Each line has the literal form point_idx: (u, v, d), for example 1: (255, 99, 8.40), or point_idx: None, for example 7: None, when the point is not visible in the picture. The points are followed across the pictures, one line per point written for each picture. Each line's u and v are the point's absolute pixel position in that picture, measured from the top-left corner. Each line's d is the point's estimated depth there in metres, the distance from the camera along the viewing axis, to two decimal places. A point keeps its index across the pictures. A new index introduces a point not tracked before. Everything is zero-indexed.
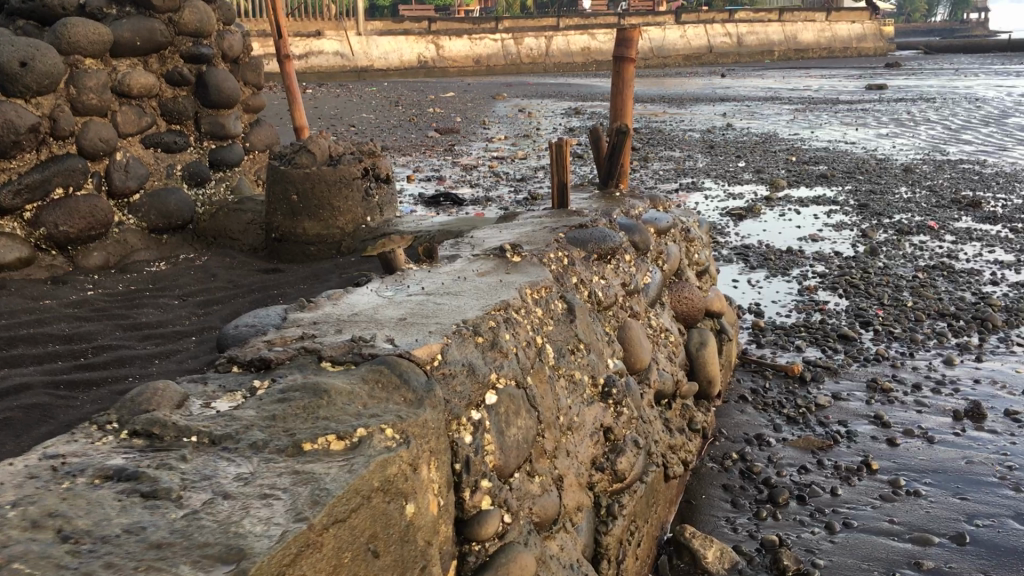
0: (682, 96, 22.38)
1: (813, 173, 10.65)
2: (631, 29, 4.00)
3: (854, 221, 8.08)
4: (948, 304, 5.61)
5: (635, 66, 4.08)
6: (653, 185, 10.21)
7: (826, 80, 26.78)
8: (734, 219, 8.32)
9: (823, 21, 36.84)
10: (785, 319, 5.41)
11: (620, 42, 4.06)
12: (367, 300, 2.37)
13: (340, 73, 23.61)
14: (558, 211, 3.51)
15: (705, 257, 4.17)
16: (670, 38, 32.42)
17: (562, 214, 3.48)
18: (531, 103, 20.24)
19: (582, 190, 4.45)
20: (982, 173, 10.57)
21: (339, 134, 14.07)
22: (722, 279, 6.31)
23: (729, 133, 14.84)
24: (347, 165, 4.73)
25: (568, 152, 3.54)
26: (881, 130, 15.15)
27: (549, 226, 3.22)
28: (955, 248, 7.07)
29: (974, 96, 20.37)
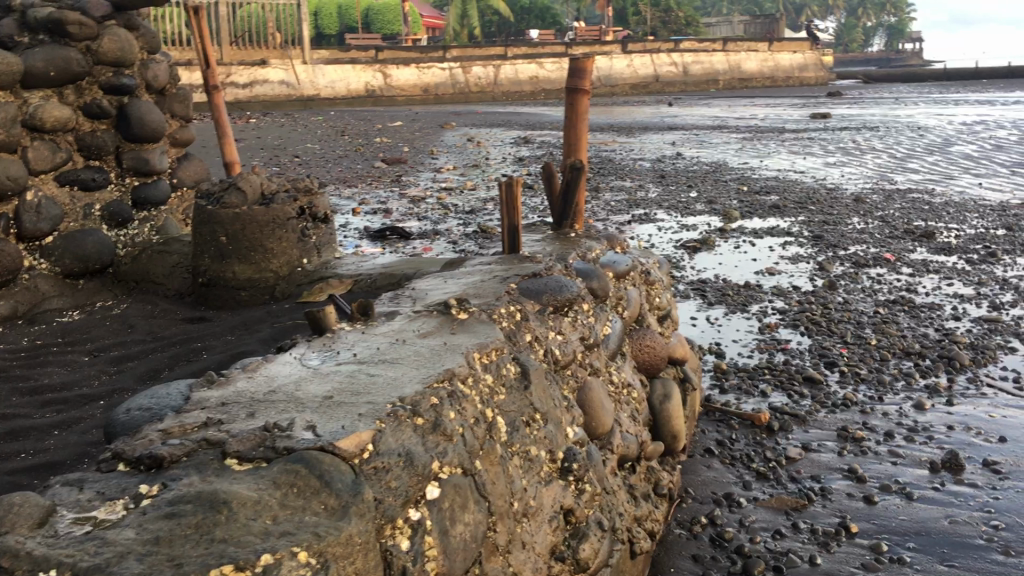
0: (630, 124, 22.35)
1: (765, 203, 10.52)
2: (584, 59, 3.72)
3: (810, 253, 7.92)
4: (913, 341, 5.42)
5: (589, 98, 3.79)
6: (605, 216, 10.00)
7: (772, 109, 27.03)
8: (688, 252, 8.12)
9: (766, 51, 37.37)
10: (747, 359, 5.17)
11: (573, 73, 3.78)
12: (289, 372, 2.04)
13: (286, 102, 23.15)
14: (509, 256, 3.21)
15: (666, 301, 3.90)
16: (617, 67, 32.53)
17: (514, 259, 3.18)
18: (480, 132, 20.02)
19: (533, 228, 4.16)
20: (932, 203, 10.53)
21: (283, 165, 13.65)
22: (681, 317, 6.07)
23: (679, 162, 14.74)
24: (281, 204, 4.39)
25: (519, 192, 3.24)
26: (829, 158, 15.17)
27: (500, 274, 2.91)
28: (913, 281, 6.92)
29: (916, 124, 20.65)
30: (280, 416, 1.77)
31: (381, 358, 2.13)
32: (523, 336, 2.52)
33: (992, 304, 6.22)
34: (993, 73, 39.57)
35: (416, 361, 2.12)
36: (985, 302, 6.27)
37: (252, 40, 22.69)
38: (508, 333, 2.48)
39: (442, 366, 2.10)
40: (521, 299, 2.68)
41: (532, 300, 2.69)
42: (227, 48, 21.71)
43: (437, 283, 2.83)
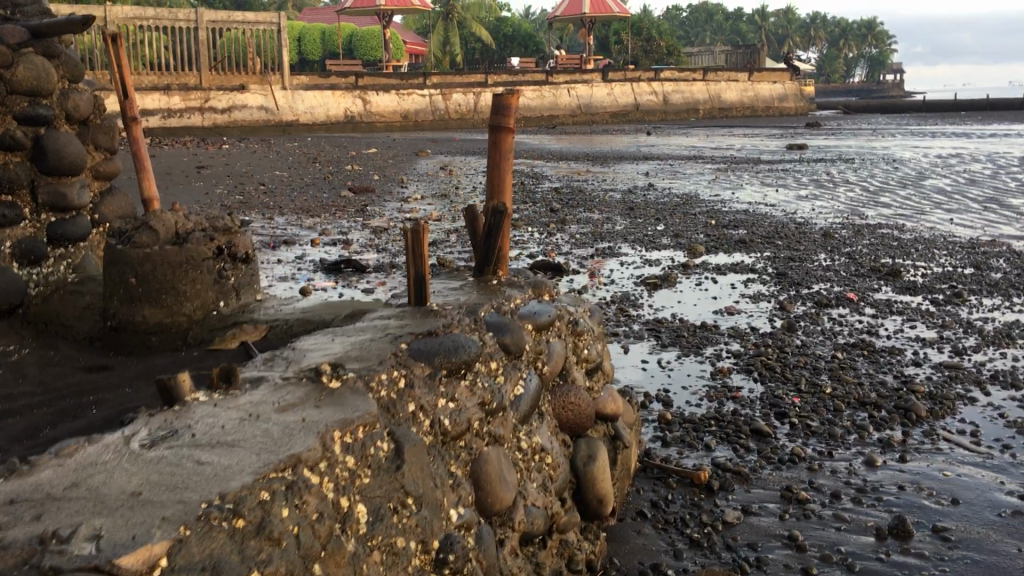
0: (606, 153, 22.24)
1: (732, 237, 10.35)
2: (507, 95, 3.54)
3: (772, 291, 7.72)
4: (869, 390, 5.19)
5: (513, 136, 3.60)
6: (569, 250, 9.79)
7: (749, 139, 27.02)
8: (648, 289, 7.90)
9: (746, 82, 37.52)
10: (694, 409, 4.92)
11: (495, 110, 3.59)
12: (107, 457, 1.79)
13: (263, 128, 22.80)
14: (413, 309, 2.96)
15: (596, 353, 3.66)
16: (597, 96, 32.54)
17: (420, 314, 2.93)
18: (454, 160, 19.80)
19: (457, 273, 3.91)
20: (902, 239, 10.37)
21: (247, 194, 13.39)
22: (631, 359, 5.83)
23: (651, 194, 14.55)
24: (196, 243, 4.12)
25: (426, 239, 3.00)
26: (802, 191, 15.03)
27: (395, 331, 2.65)
28: (875, 322, 6.71)
29: (892, 156, 20.62)
30: (65, 521, 1.51)
31: (221, 440, 1.87)
32: (406, 405, 2.26)
33: (954, 349, 6.02)
34: (971, 105, 39.93)
35: (260, 442, 1.86)
36: (946, 347, 6.06)
37: (228, 65, 22.42)
38: (387, 402, 2.23)
39: (291, 448, 1.84)
40: (409, 361, 2.42)
41: (422, 362, 2.44)
42: (204, 73, 21.43)
43: (323, 342, 2.57)
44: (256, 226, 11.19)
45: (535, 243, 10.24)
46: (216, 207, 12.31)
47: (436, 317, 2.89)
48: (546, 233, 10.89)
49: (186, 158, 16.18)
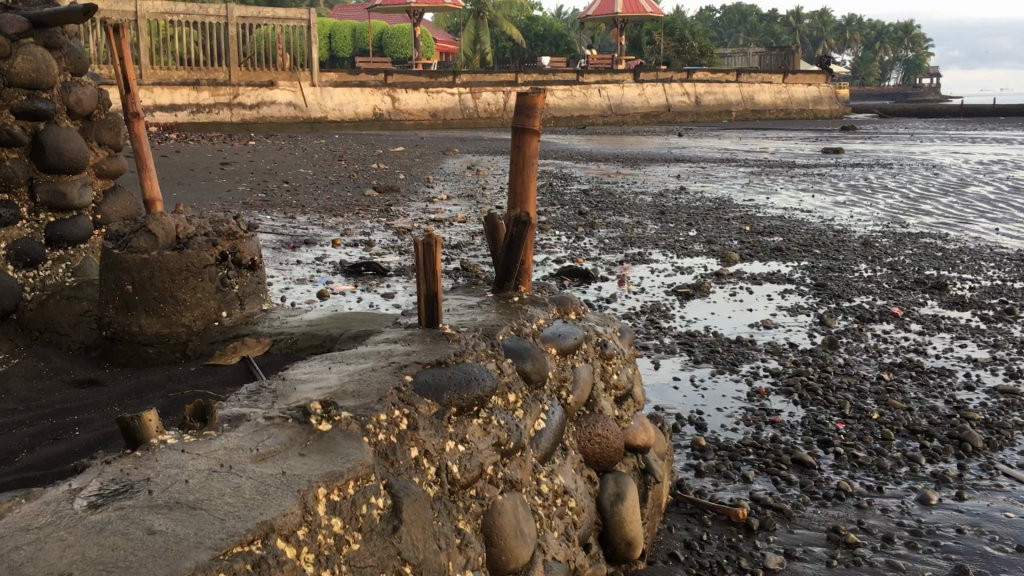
0: (637, 155, 21.86)
1: (767, 244, 9.98)
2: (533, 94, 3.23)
3: (811, 304, 7.35)
4: (919, 416, 4.82)
5: (539, 139, 3.29)
6: (597, 256, 9.48)
7: (783, 142, 26.52)
8: (680, 298, 7.56)
9: (779, 83, 36.91)
10: (730, 434, 4.57)
11: (519, 110, 3.29)
12: (41, 521, 1.50)
13: (292, 124, 22.62)
14: (424, 333, 2.65)
15: (627, 378, 3.35)
16: (629, 96, 32.14)
17: (430, 338, 2.62)
18: (482, 160, 19.51)
19: (475, 289, 3.60)
20: (945, 250, 9.95)
21: (270, 192, 13.16)
22: (662, 377, 5.49)
23: (682, 197, 14.17)
24: (197, 249, 3.85)
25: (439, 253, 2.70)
26: (839, 197, 14.59)
27: (400, 358, 2.35)
28: (922, 340, 6.33)
29: (930, 162, 20.09)
30: None
31: (181, 499, 1.56)
32: (407, 451, 1.95)
33: (1008, 371, 5.62)
34: (1010, 111, 39.17)
35: (228, 502, 1.56)
36: (1000, 369, 5.67)
37: (259, 60, 22.25)
38: (385, 448, 1.92)
39: (261, 514, 1.54)
40: (414, 398, 2.11)
41: (429, 398, 2.13)
42: (234, 69, 21.23)
43: (320, 372, 2.28)
44: (277, 225, 10.96)
45: (563, 247, 9.93)
46: (238, 204, 12.08)
47: (450, 341, 2.59)
48: (574, 237, 10.57)
49: (211, 153, 16.01)
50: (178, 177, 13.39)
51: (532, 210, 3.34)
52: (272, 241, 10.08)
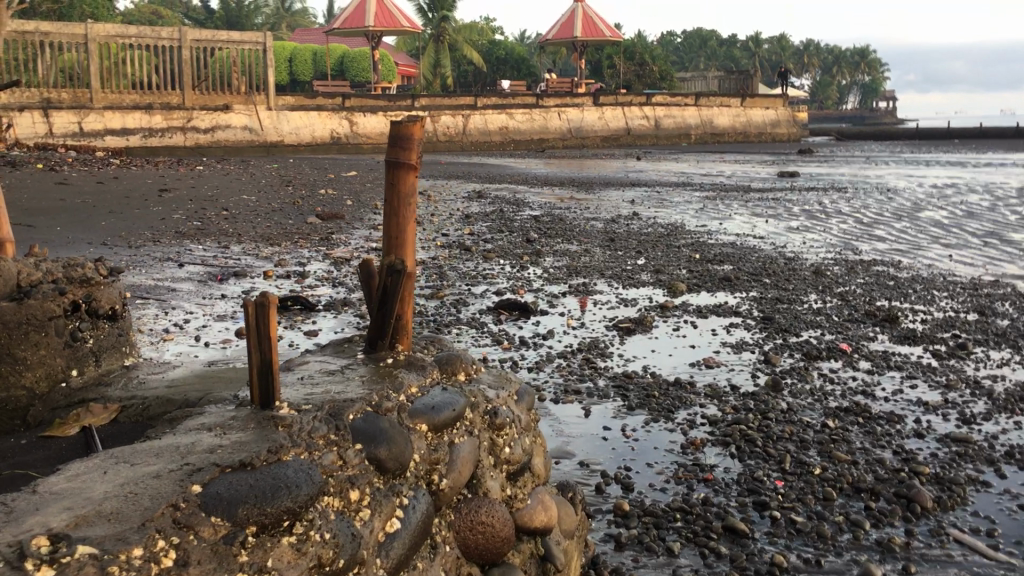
0: (593, 179, 21.54)
1: (716, 273, 9.62)
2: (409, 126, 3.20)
3: (756, 339, 6.96)
4: (864, 471, 4.42)
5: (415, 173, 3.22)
6: (539, 287, 9.08)
7: (740, 166, 26.33)
8: (620, 334, 7.15)
9: (738, 107, 36.86)
10: (658, 495, 4.14)
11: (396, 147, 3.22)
12: None
13: (247, 149, 21.93)
14: (251, 420, 2.23)
15: (523, 451, 2.89)
16: (589, 119, 31.90)
17: (254, 424, 2.20)
18: (436, 185, 19.03)
19: (355, 345, 3.15)
20: (897, 278, 9.67)
21: (207, 220, 12.59)
22: (590, 427, 5.03)
23: (634, 223, 13.82)
24: (44, 298, 3.54)
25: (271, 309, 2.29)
26: (793, 222, 14.33)
27: (196, 458, 2.00)
28: (871, 380, 5.95)
29: (886, 186, 19.96)
30: None
31: None
32: None
33: (961, 416, 5.25)
34: (965, 134, 39.58)
35: None
36: (952, 414, 5.28)
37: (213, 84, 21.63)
38: None
39: None
40: (196, 517, 1.80)
41: (218, 515, 1.81)
42: (188, 93, 20.50)
43: (93, 475, 1.96)
44: (208, 256, 10.42)
45: (504, 278, 9.51)
46: (170, 233, 11.52)
47: (279, 428, 2.14)
48: (518, 267, 10.15)
49: (151, 179, 15.39)
50: (111, 205, 12.77)
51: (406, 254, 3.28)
52: (198, 273, 9.54)
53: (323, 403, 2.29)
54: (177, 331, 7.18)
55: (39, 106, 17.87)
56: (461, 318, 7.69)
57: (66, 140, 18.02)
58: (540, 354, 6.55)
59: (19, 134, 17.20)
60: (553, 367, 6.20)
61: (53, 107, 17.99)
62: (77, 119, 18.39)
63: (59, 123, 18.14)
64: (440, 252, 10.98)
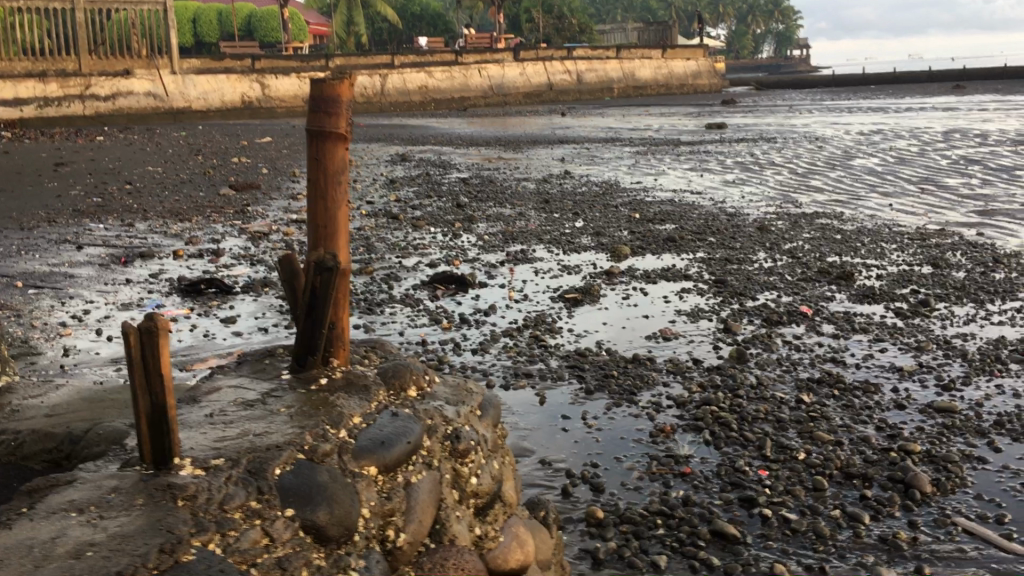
0: (518, 137, 20.98)
1: (659, 234, 9.19)
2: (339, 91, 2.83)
3: (712, 305, 6.56)
4: (851, 453, 4.05)
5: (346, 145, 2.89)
6: (475, 256, 8.55)
7: (665, 118, 26.03)
8: (567, 305, 6.68)
9: (659, 59, 36.51)
10: (633, 496, 3.69)
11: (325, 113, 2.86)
12: None
13: (154, 117, 20.70)
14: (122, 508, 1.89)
15: (491, 479, 2.55)
16: (509, 76, 31.28)
17: (140, 506, 1.90)
18: (356, 149, 18.20)
19: (276, 375, 2.61)
20: (843, 230, 9.39)
21: (111, 195, 11.73)
22: (547, 417, 4.57)
23: (567, 182, 13.37)
24: None
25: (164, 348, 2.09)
26: (727, 175, 14.04)
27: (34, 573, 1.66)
28: (838, 346, 5.60)
29: (813, 134, 19.84)
30: None
31: None
32: None
33: (939, 382, 4.93)
34: (880, 80, 40.03)
35: None
36: (929, 380, 4.97)
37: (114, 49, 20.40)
38: None
39: None
40: None
41: None
42: (85, 58, 19.29)
43: None
44: (111, 236, 9.60)
45: (437, 247, 8.95)
46: (70, 211, 10.65)
47: (179, 504, 1.90)
48: (451, 235, 9.59)
49: (48, 153, 14.31)
50: (3, 183, 11.78)
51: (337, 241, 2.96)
52: (101, 256, 8.74)
53: (241, 455, 2.08)
54: (76, 325, 6.45)
55: None
56: (393, 295, 7.11)
57: None
58: (484, 333, 6.03)
59: None
60: (499, 347, 5.71)
61: None
62: None
63: None
64: (366, 221, 10.35)
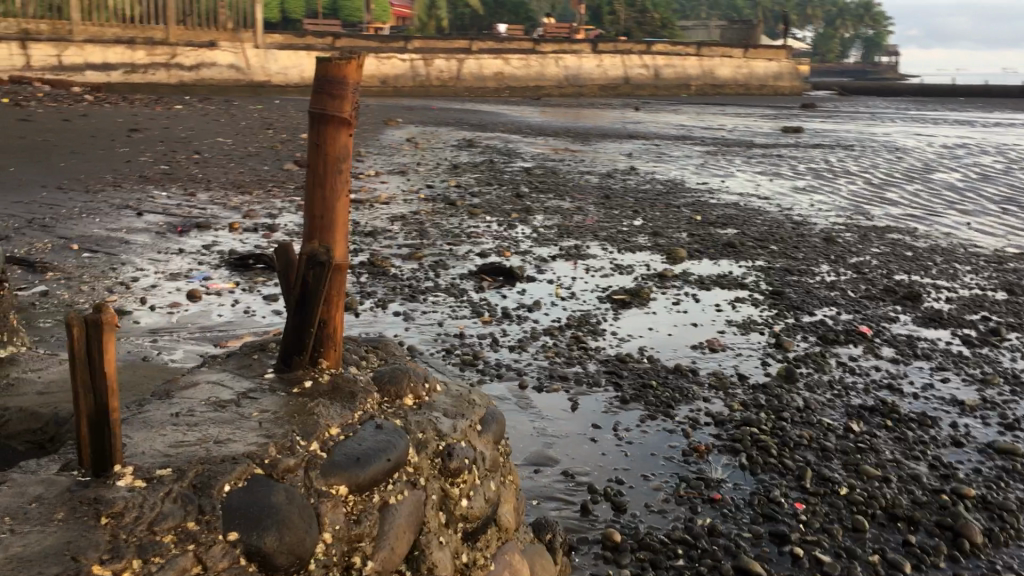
0: (589, 130, 20.66)
1: (718, 239, 8.87)
2: (350, 72, 2.66)
3: (765, 318, 6.26)
4: (899, 492, 3.77)
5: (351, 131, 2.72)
6: (527, 248, 8.34)
7: (741, 119, 25.42)
8: (614, 307, 6.44)
9: (740, 58, 35.68)
10: (656, 520, 3.47)
11: (332, 94, 2.69)
12: None
13: (233, 88, 20.79)
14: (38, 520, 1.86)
15: (483, 502, 2.64)
16: (586, 67, 30.90)
17: (59, 520, 1.87)
18: (425, 132, 18.10)
19: (261, 412, 2.42)
20: (915, 247, 8.97)
21: (178, 164, 11.79)
22: (577, 425, 4.36)
23: (631, 179, 13.08)
24: None
25: (111, 352, 2.00)
26: (798, 182, 13.58)
27: None
28: (897, 372, 5.27)
29: (894, 144, 19.15)
30: None
31: None
32: None
33: (1003, 421, 4.60)
34: (969, 92, 38.66)
35: None
36: (993, 417, 4.64)
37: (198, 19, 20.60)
38: None
39: None
40: None
41: None
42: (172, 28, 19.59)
43: None
44: (171, 204, 9.62)
45: (490, 237, 8.78)
46: (136, 177, 10.73)
47: (100, 524, 1.87)
48: (506, 225, 9.41)
49: (122, 118, 14.46)
50: (75, 145, 11.91)
51: (334, 236, 2.79)
52: (158, 223, 8.73)
53: (189, 467, 2.08)
54: (121, 290, 6.40)
55: (17, 38, 16.83)
56: (439, 284, 6.94)
57: (45, 74, 17.05)
58: (524, 330, 5.83)
59: None
60: (537, 346, 5.50)
61: (31, 39, 16.99)
62: (56, 52, 17.42)
63: (39, 57, 17.15)
64: (423, 206, 10.22)
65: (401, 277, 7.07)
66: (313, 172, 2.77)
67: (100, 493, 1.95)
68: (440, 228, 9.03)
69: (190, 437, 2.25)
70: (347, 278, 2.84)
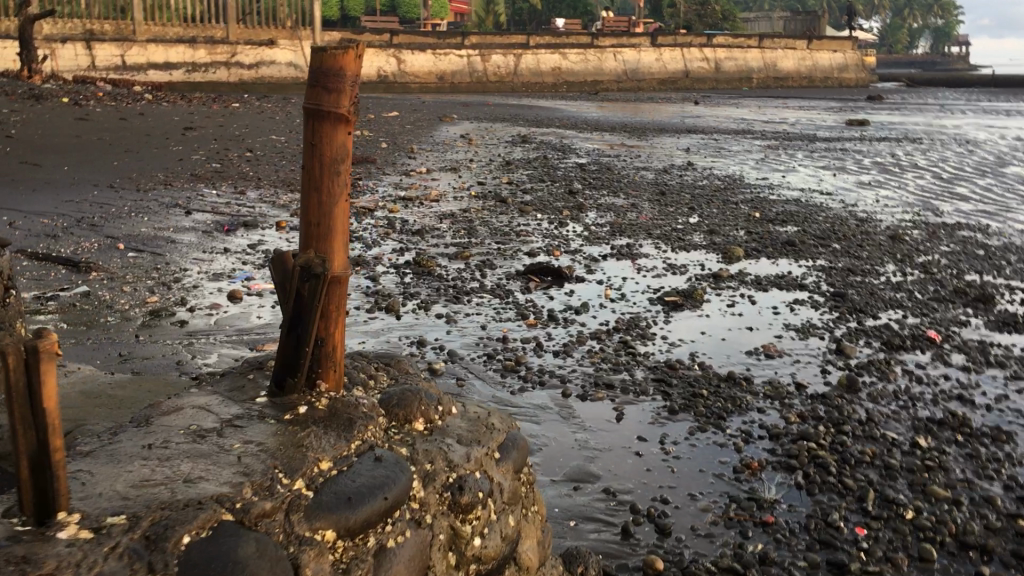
0: (647, 124, 20.31)
1: (778, 237, 8.52)
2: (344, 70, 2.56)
3: (826, 322, 5.93)
4: (971, 517, 3.46)
5: (346, 132, 2.62)
6: (578, 247, 8.10)
7: (804, 112, 24.80)
8: (666, 310, 6.17)
9: (804, 50, 34.89)
10: (701, 546, 3.22)
11: (326, 95, 2.59)
12: None
13: (292, 85, 20.85)
14: None
15: (499, 539, 2.51)
16: (645, 61, 30.49)
17: None
18: (480, 128, 17.95)
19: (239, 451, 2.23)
20: (987, 245, 8.52)
21: (230, 162, 11.78)
22: (622, 437, 4.12)
23: (688, 174, 12.75)
24: None
25: (51, 386, 1.80)
26: (863, 176, 13.11)
27: None
28: (968, 382, 4.92)
29: (965, 137, 18.47)
30: None
31: None
32: None
33: None
34: None
35: None
36: None
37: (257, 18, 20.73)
38: None
39: None
40: None
41: None
42: (232, 27, 19.74)
43: None
44: (220, 202, 9.59)
45: (540, 235, 8.56)
46: (187, 176, 10.72)
47: None
48: (557, 222, 9.17)
49: (179, 116, 14.54)
50: (129, 143, 11.98)
51: (331, 242, 2.70)
52: (205, 222, 8.68)
53: (144, 516, 1.87)
54: (163, 290, 6.32)
55: (81, 38, 17.05)
56: (485, 285, 6.74)
57: (108, 74, 17.29)
58: (570, 334, 5.60)
59: (60, 65, 16.51)
60: (583, 352, 5.26)
61: (95, 39, 17.20)
62: (119, 52, 17.66)
63: (103, 57, 17.40)
64: (473, 204, 10.03)
65: (445, 278, 6.87)
66: (307, 177, 2.67)
67: (30, 551, 1.71)
68: (490, 226, 8.83)
69: (156, 479, 2.05)
70: (348, 285, 2.75)
